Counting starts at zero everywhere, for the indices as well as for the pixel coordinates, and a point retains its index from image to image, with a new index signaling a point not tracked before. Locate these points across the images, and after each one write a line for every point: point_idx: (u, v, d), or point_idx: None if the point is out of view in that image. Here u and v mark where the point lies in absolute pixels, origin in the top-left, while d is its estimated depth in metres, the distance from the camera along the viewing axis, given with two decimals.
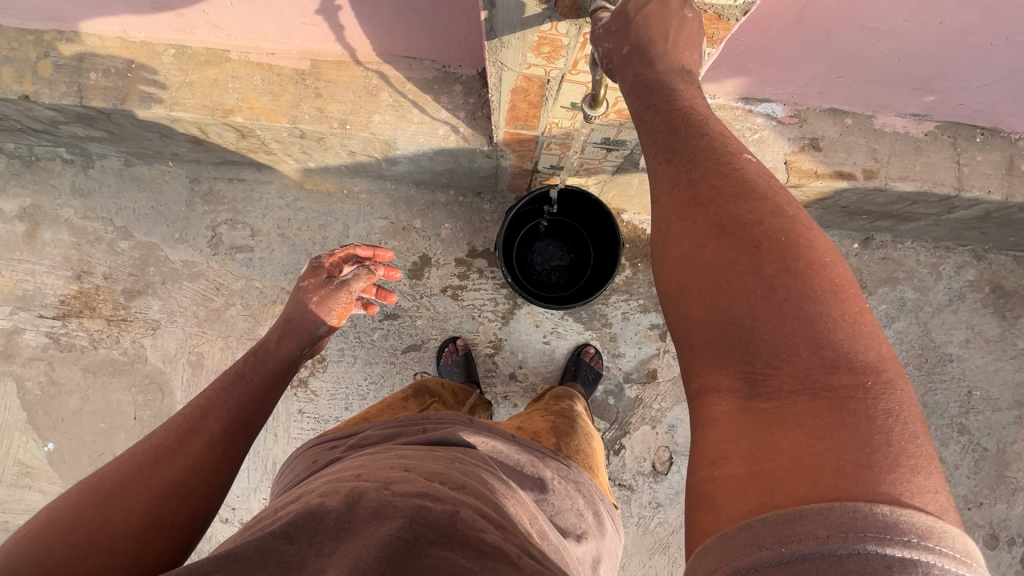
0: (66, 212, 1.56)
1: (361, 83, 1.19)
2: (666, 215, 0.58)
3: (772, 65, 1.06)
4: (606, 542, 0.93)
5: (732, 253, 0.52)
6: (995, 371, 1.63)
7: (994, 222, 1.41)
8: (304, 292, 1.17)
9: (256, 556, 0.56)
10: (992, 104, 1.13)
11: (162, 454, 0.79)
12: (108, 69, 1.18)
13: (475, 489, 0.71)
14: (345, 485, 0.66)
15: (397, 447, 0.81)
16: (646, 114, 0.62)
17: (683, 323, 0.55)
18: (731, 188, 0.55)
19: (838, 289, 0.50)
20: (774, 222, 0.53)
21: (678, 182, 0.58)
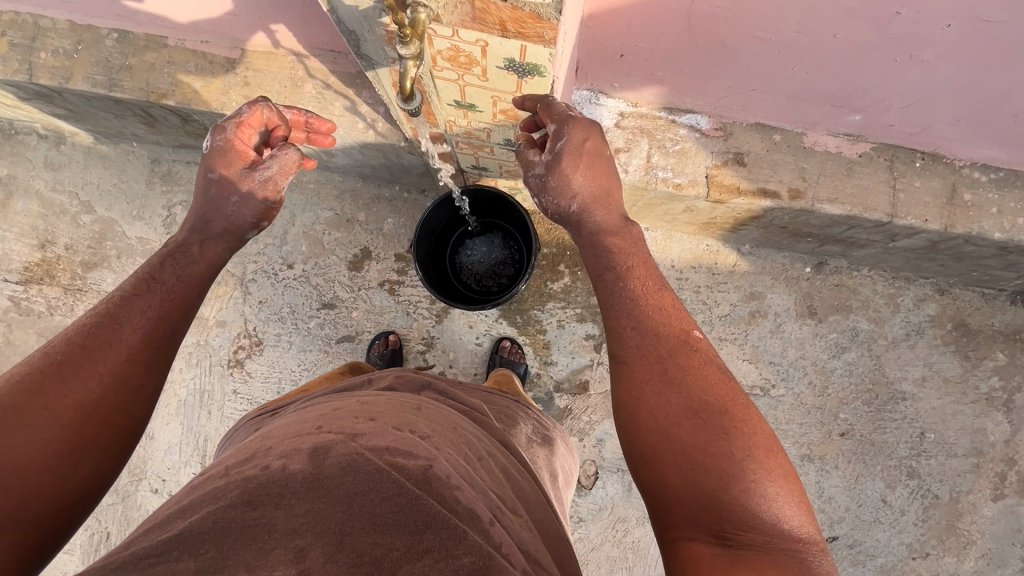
0: (37, 183, 1.65)
1: (288, 74, 1.22)
2: (638, 384, 0.73)
3: (683, 74, 1.03)
4: (560, 458, 1.00)
5: (701, 433, 0.68)
6: (952, 414, 1.53)
7: (946, 254, 1.32)
8: (215, 185, 0.87)
9: (218, 528, 0.58)
10: (924, 126, 1.06)
11: (73, 370, 0.68)
12: (57, 49, 1.25)
13: (444, 438, 0.75)
14: (306, 442, 0.68)
15: (354, 394, 0.85)
16: (606, 275, 0.82)
17: (654, 480, 0.68)
18: (693, 369, 0.73)
19: (772, 456, 0.67)
20: (722, 398, 0.71)
21: (647, 357, 0.75)
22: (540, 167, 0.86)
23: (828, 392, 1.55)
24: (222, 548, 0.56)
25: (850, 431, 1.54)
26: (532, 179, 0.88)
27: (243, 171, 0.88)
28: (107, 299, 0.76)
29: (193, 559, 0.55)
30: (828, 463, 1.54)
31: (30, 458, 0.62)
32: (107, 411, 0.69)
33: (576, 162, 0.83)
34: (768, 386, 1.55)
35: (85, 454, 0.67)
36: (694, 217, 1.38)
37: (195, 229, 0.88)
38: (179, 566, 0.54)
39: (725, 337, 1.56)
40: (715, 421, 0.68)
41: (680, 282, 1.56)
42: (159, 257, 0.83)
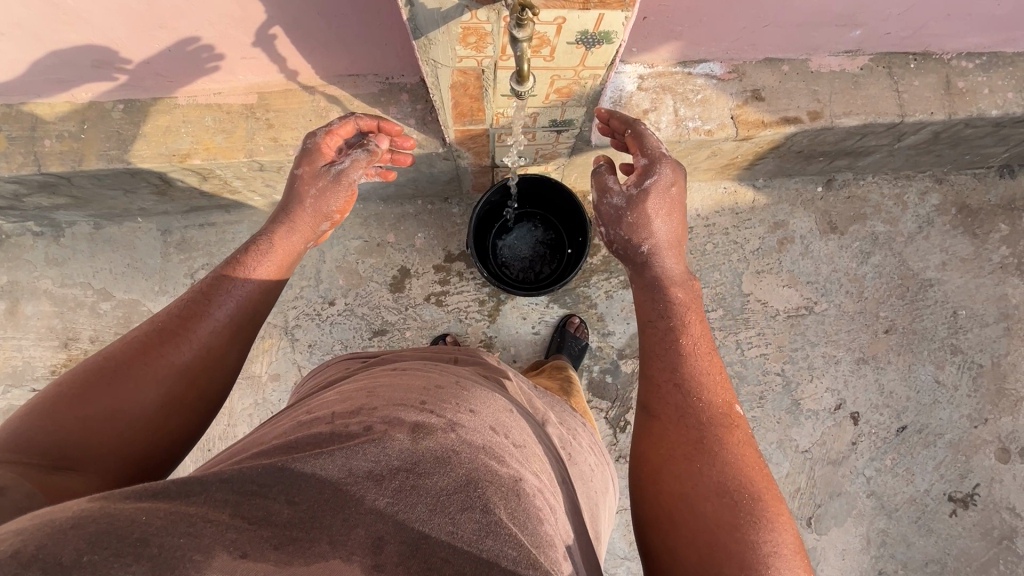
0: (44, 283, 1.57)
1: (310, 107, 1.21)
2: (671, 448, 0.80)
3: (700, 25, 1.09)
4: (608, 500, 0.97)
5: (721, 512, 0.72)
6: (976, 289, 1.66)
7: (945, 143, 1.44)
8: (298, 182, 0.94)
9: (313, 479, 0.57)
10: (917, 28, 1.16)
11: (169, 335, 0.76)
12: (62, 133, 1.20)
13: (532, 452, 0.74)
14: (409, 416, 0.67)
15: (451, 371, 0.85)
16: (657, 322, 0.92)
17: (663, 544, 0.73)
18: (731, 443, 0.79)
19: (789, 555, 0.69)
20: (755, 481, 0.75)
21: (682, 420, 0.82)
22: (618, 198, 0.97)
23: (865, 296, 1.65)
24: (310, 500, 0.56)
25: (893, 326, 1.65)
26: (607, 207, 0.98)
27: (322, 172, 0.94)
28: (199, 282, 0.84)
29: (286, 505, 0.55)
30: (881, 361, 1.64)
31: (132, 405, 0.71)
32: (195, 375, 0.77)
33: (657, 204, 0.95)
34: (811, 304, 1.64)
35: (174, 412, 0.74)
36: (716, 162, 1.45)
37: (273, 220, 0.94)
38: (273, 508, 0.54)
39: (762, 269, 1.64)
40: (744, 501, 0.72)
41: (710, 228, 1.64)
42: (243, 246, 0.89)
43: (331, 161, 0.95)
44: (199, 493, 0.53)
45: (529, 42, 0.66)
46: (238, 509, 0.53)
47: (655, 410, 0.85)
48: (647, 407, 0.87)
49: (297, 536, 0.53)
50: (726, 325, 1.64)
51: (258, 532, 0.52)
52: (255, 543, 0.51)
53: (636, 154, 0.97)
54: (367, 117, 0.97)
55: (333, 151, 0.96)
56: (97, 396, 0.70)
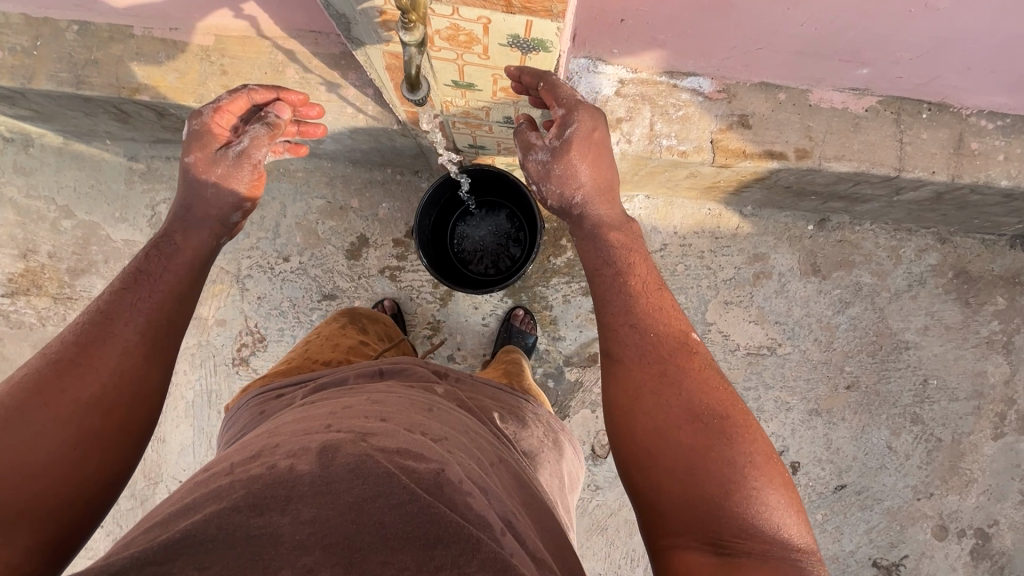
0: (10, 190, 1.57)
1: (267, 59, 1.15)
2: (636, 385, 0.72)
3: (686, 36, 0.99)
4: (568, 466, 0.90)
5: (699, 437, 0.67)
6: (954, 360, 1.56)
7: (950, 204, 1.32)
8: (193, 172, 0.85)
9: (219, 535, 0.51)
10: (933, 76, 1.04)
11: (67, 368, 0.66)
12: (14, 46, 1.16)
13: (458, 441, 0.67)
14: (313, 441, 0.60)
15: (364, 389, 0.76)
16: (603, 271, 0.80)
17: (648, 487, 0.67)
18: (692, 372, 0.72)
19: (771, 458, 0.66)
20: (722, 400, 0.70)
21: (645, 356, 0.73)
22: (545, 154, 0.84)
23: (833, 347, 1.57)
24: (222, 562, 0.49)
25: (856, 383, 1.57)
26: (534, 164, 0.86)
27: (218, 156, 0.85)
28: (99, 299, 0.73)
29: (197, 573, 0.48)
30: (835, 416, 1.57)
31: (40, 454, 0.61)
32: (108, 406, 0.67)
33: (583, 153, 0.82)
34: (775, 346, 1.57)
35: (91, 450, 0.64)
36: (696, 182, 1.35)
37: (177, 219, 0.84)
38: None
39: (731, 301, 1.56)
40: (716, 421, 0.68)
41: (684, 249, 1.55)
42: (144, 252, 0.79)
43: (227, 142, 0.87)
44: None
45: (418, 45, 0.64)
46: None
47: (611, 363, 0.75)
48: (607, 353, 0.76)
49: None
50: None
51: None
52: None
53: (550, 106, 0.81)
54: (260, 90, 0.88)
55: (227, 130, 0.88)
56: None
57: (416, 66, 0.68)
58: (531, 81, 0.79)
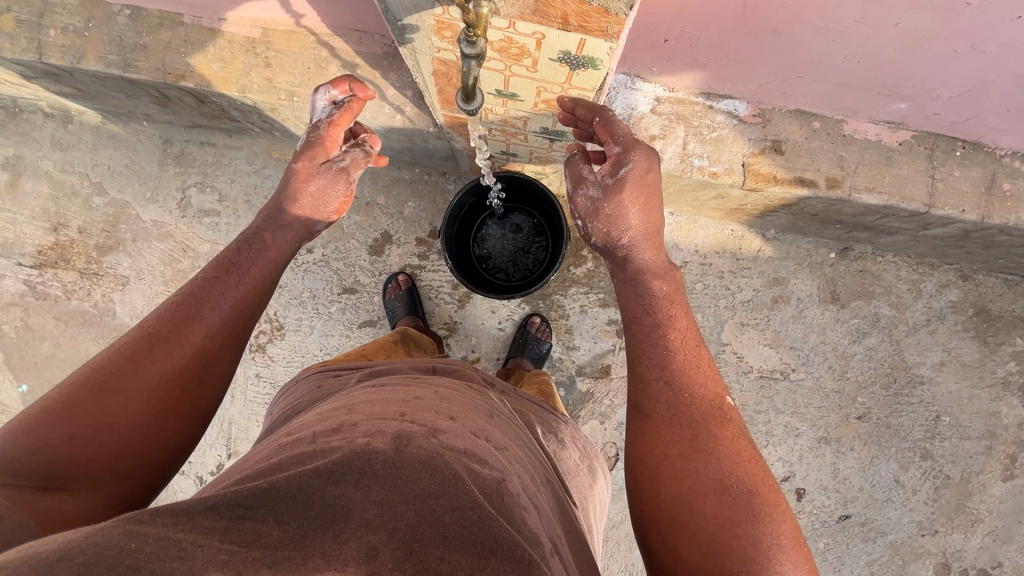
0: (46, 164, 1.61)
1: (311, 55, 1.18)
2: (665, 445, 0.69)
3: (727, 60, 1.00)
4: (599, 491, 0.90)
5: (724, 511, 0.63)
6: (968, 398, 1.55)
7: (976, 242, 1.31)
8: (294, 177, 0.87)
9: (299, 495, 0.52)
10: (971, 115, 1.04)
11: (158, 341, 0.71)
12: (67, 26, 1.19)
13: (515, 452, 0.69)
14: (391, 427, 0.62)
15: (430, 381, 0.78)
16: (641, 319, 0.78)
17: (666, 552, 0.64)
18: (725, 441, 0.69)
19: (798, 544, 0.63)
20: (755, 474, 0.67)
21: (678, 418, 0.71)
22: (594, 189, 0.84)
23: (847, 376, 1.57)
24: (296, 517, 0.50)
25: (867, 414, 1.57)
26: (581, 199, 0.86)
27: (321, 169, 0.88)
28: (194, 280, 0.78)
29: (275, 526, 0.49)
30: (844, 445, 1.57)
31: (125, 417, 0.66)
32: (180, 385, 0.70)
33: (635, 194, 0.81)
34: (788, 371, 1.57)
35: (168, 420, 0.69)
36: (722, 203, 1.36)
37: (268, 217, 0.87)
38: (263, 530, 0.49)
39: (747, 322, 1.57)
40: (744, 496, 0.64)
41: (704, 268, 1.56)
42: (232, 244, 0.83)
43: (332, 157, 0.89)
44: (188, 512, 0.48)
45: (478, 58, 0.66)
46: (227, 534, 0.47)
47: (641, 416, 0.73)
48: (636, 407, 0.75)
49: (289, 556, 0.47)
50: None
51: (250, 552, 0.47)
52: (243, 563, 0.46)
53: (607, 141, 0.82)
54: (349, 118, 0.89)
55: (337, 143, 0.89)
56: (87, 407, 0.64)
57: (474, 78, 0.71)
58: (586, 115, 0.83)
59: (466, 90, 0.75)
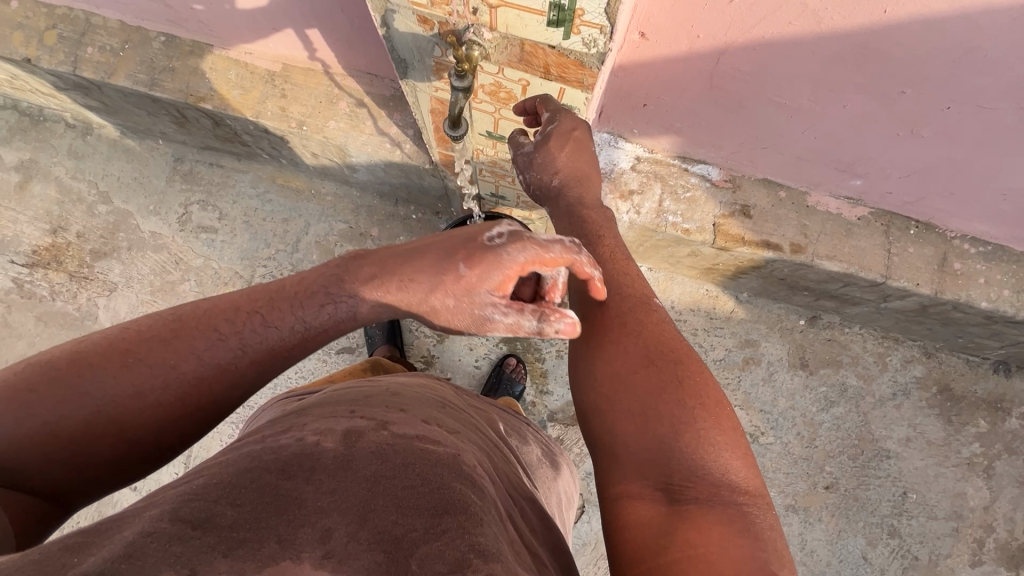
0: (58, 170, 1.68)
1: (324, 90, 1.28)
2: (595, 337, 0.76)
3: (698, 127, 1.10)
4: (564, 484, 0.94)
5: (653, 380, 0.69)
6: (934, 476, 1.56)
7: (935, 319, 1.38)
8: None
9: (251, 485, 0.52)
10: (920, 197, 1.13)
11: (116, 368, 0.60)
12: (104, 46, 1.30)
13: (468, 436, 0.70)
14: (340, 424, 0.62)
15: (381, 382, 0.79)
16: (572, 237, 0.84)
17: (607, 431, 0.69)
18: (648, 322, 0.76)
19: (719, 404, 0.69)
20: (702, 384, 0.70)
21: (607, 311, 0.77)
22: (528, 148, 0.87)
23: (815, 444, 1.58)
24: (248, 503, 0.50)
25: (835, 484, 1.56)
26: (521, 156, 0.89)
27: None
28: (196, 302, 0.67)
29: (229, 508, 0.49)
30: (812, 515, 1.55)
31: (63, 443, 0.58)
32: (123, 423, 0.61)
33: (561, 144, 0.82)
34: (757, 434, 1.58)
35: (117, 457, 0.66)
36: (697, 262, 1.44)
37: None
38: (217, 510, 0.49)
39: (718, 381, 1.60)
40: (688, 408, 0.67)
41: (679, 323, 1.61)
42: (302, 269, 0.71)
43: None
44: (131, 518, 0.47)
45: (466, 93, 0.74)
46: (179, 513, 0.47)
47: (593, 348, 0.75)
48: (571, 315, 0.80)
49: (246, 537, 0.47)
50: None
51: (204, 538, 0.46)
52: (196, 551, 0.45)
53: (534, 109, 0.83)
54: None
55: None
56: (25, 419, 0.57)
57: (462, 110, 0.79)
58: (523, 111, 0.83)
59: (454, 120, 0.83)
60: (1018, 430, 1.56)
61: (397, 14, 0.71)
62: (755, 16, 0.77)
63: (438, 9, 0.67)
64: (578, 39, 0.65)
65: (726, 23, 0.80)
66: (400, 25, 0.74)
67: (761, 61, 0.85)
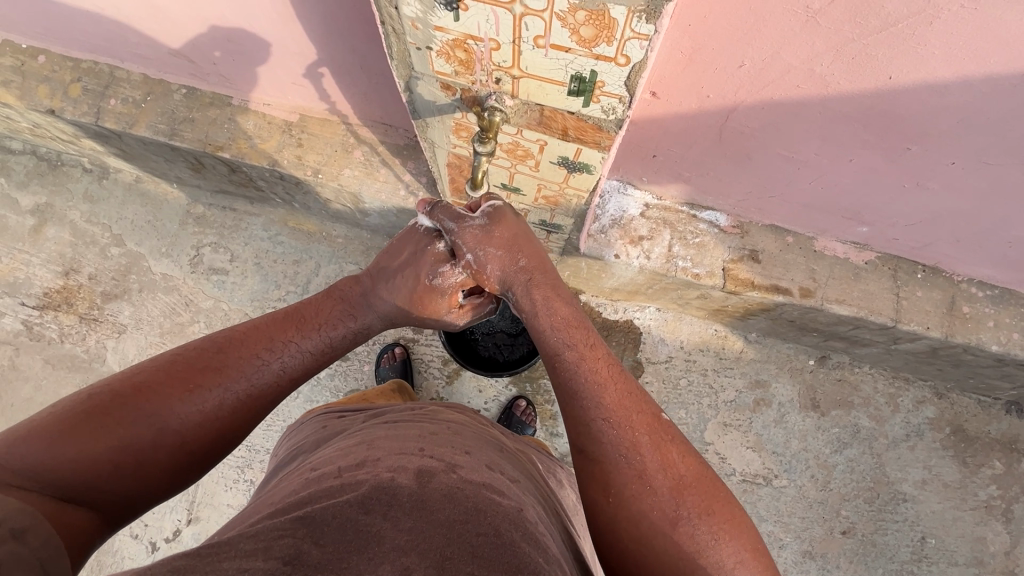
0: (73, 214, 1.70)
1: (340, 140, 1.32)
2: (617, 489, 0.70)
3: (707, 177, 1.13)
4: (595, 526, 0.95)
5: (685, 540, 0.66)
6: (952, 521, 1.53)
7: (946, 360, 1.38)
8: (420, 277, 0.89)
9: (334, 523, 0.54)
10: (926, 243, 1.15)
11: (152, 405, 0.71)
12: (127, 98, 1.34)
13: (527, 484, 0.72)
14: (412, 462, 0.64)
15: (440, 414, 0.81)
16: (562, 354, 0.80)
17: None
18: (665, 464, 0.71)
19: (752, 542, 0.67)
20: (731, 526, 0.67)
21: (624, 455, 0.71)
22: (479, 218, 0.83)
23: (830, 488, 1.55)
24: (330, 542, 0.52)
25: (851, 529, 1.53)
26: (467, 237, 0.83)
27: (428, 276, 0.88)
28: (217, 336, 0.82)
29: (313, 546, 0.51)
30: (829, 562, 1.52)
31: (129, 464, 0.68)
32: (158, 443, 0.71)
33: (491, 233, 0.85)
34: (770, 477, 1.56)
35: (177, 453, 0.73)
36: (705, 304, 1.44)
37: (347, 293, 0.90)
38: (301, 548, 0.51)
39: (729, 423, 1.58)
40: (726, 562, 0.65)
41: (688, 364, 1.61)
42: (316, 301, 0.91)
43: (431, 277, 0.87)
44: (229, 549, 0.50)
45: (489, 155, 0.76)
46: (268, 555, 0.49)
47: (614, 507, 0.69)
48: (583, 451, 0.74)
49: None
50: None
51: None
52: None
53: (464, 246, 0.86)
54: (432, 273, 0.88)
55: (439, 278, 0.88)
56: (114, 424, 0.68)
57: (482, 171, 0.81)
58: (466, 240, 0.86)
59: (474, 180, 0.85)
60: None
61: (421, 81, 0.74)
62: (763, 80, 0.80)
63: (462, 78, 0.69)
64: (597, 107, 0.67)
65: (735, 86, 0.83)
66: (423, 90, 0.76)
67: (770, 119, 0.88)
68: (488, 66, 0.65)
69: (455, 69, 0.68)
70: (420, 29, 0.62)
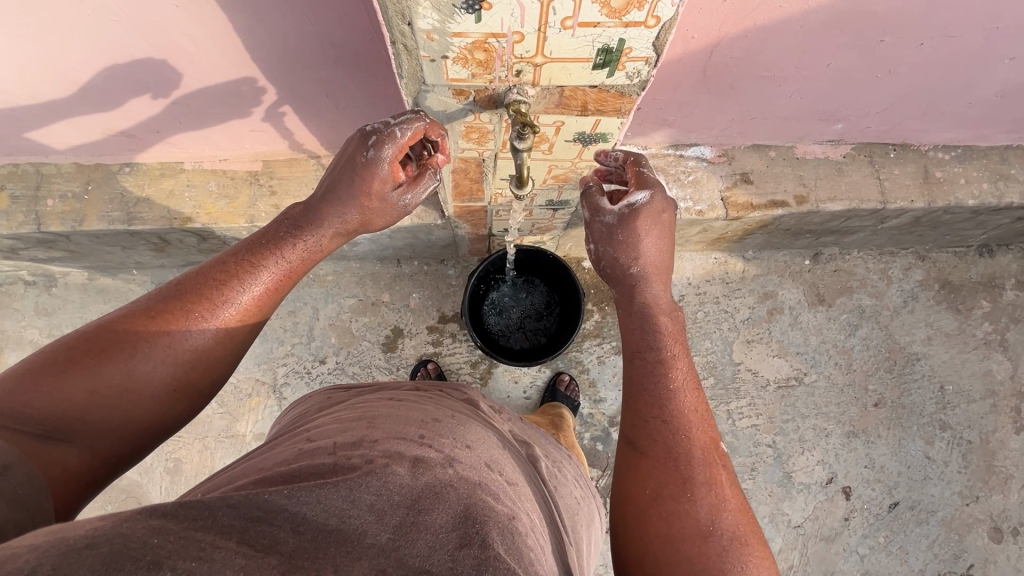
0: (30, 333, 1.55)
1: (314, 176, 1.25)
2: (656, 482, 0.71)
3: (690, 116, 1.15)
4: (594, 534, 0.87)
5: (705, 552, 0.66)
6: (961, 364, 1.68)
7: (926, 225, 1.49)
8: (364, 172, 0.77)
9: (317, 508, 0.51)
10: (895, 124, 1.23)
11: (124, 344, 0.65)
12: (65, 194, 1.22)
13: (522, 486, 0.70)
14: (409, 453, 0.62)
15: (441, 403, 0.80)
16: (646, 352, 0.80)
17: None
18: (707, 482, 0.71)
19: None
20: (752, 562, 0.66)
21: (672, 455, 0.73)
22: (611, 216, 0.83)
23: (854, 369, 1.67)
24: (308, 528, 0.49)
25: (882, 400, 1.66)
26: (597, 225, 0.85)
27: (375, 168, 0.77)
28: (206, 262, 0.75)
29: (291, 534, 0.48)
30: (871, 435, 1.64)
31: (110, 413, 0.64)
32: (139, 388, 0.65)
33: (647, 224, 0.82)
34: (801, 376, 1.66)
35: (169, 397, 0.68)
36: (706, 236, 1.49)
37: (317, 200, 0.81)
38: (279, 535, 0.48)
39: (752, 339, 1.66)
40: None
41: (700, 296, 1.66)
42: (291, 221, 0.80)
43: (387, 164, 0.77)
44: (207, 516, 0.47)
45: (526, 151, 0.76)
46: (246, 536, 0.47)
47: (646, 503, 0.70)
48: (634, 443, 0.76)
49: (304, 562, 0.46)
50: (717, 395, 1.64)
51: (266, 558, 0.46)
52: (260, 566, 0.44)
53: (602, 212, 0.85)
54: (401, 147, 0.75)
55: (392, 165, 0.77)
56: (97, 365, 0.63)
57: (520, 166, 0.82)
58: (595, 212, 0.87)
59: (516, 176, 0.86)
60: (1016, 300, 1.71)
61: (431, 93, 0.71)
62: (748, 7, 0.81)
63: (479, 79, 0.67)
64: (623, 74, 0.67)
65: (720, 21, 0.84)
66: (432, 101, 0.73)
67: (752, 44, 0.90)
68: (509, 60, 0.63)
69: (472, 72, 0.66)
70: (437, 39, 0.60)
